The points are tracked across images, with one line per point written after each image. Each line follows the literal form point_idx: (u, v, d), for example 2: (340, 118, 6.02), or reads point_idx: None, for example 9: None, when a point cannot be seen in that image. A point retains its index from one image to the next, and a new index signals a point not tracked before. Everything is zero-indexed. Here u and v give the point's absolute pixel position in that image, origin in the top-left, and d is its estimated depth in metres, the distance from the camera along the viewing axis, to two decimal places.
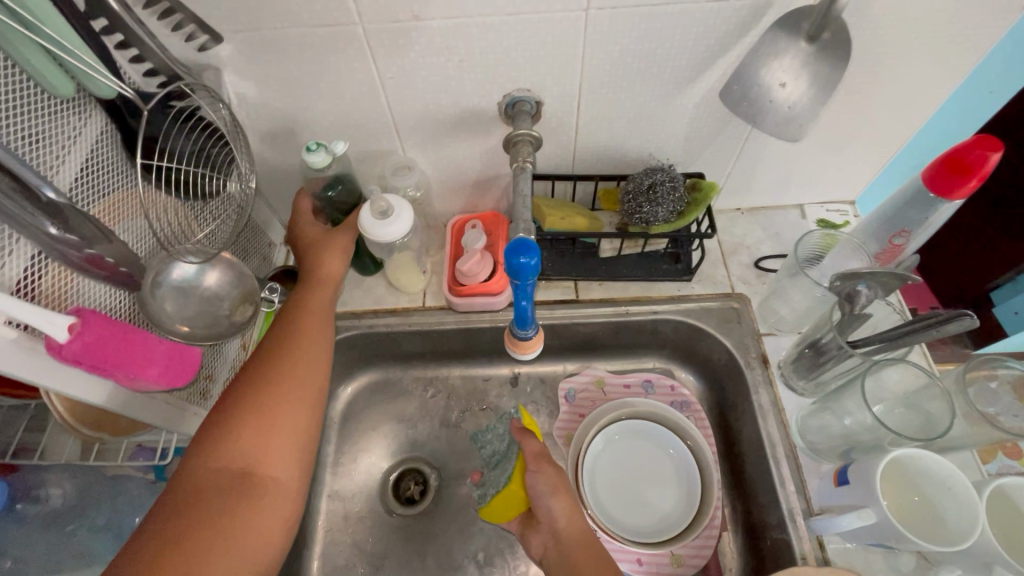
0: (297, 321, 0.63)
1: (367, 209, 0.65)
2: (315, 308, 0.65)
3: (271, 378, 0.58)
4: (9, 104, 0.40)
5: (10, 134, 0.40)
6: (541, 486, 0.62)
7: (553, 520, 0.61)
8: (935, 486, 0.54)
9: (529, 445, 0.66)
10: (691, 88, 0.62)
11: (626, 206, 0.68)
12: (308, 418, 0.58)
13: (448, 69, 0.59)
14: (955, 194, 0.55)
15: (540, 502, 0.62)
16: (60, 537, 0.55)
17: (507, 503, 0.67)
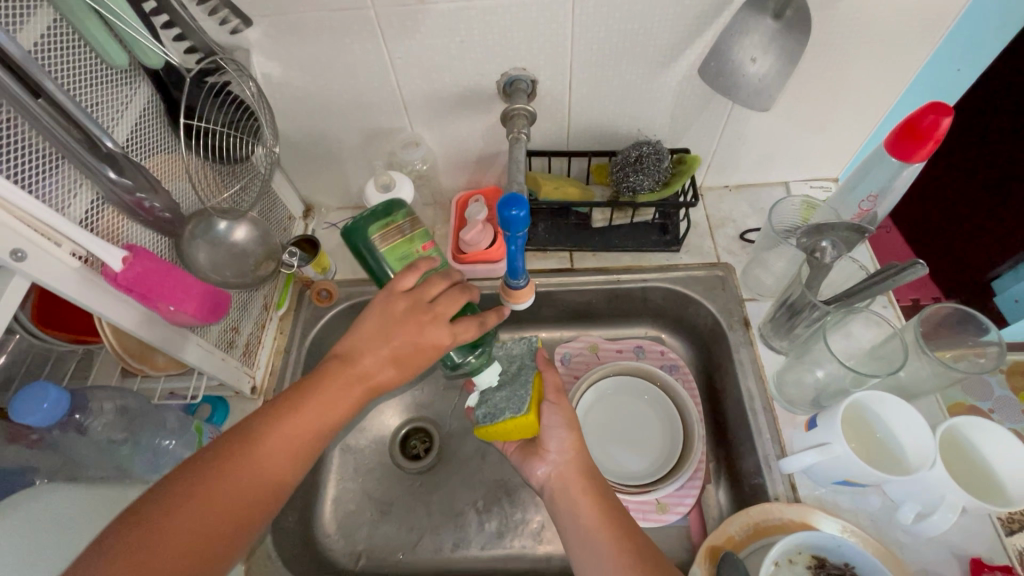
0: (301, 402, 0.51)
1: (372, 183, 0.72)
2: (330, 392, 0.52)
3: (248, 449, 0.48)
4: (77, 72, 0.48)
5: (79, 96, 0.48)
6: (556, 419, 0.63)
7: (557, 450, 0.63)
8: (897, 427, 0.59)
9: (551, 378, 0.66)
10: (673, 66, 0.68)
11: (615, 176, 0.74)
12: (262, 504, 0.48)
13: (451, 49, 0.65)
14: (914, 159, 0.59)
15: (550, 432, 0.63)
16: (108, 449, 0.60)
17: (517, 428, 0.61)
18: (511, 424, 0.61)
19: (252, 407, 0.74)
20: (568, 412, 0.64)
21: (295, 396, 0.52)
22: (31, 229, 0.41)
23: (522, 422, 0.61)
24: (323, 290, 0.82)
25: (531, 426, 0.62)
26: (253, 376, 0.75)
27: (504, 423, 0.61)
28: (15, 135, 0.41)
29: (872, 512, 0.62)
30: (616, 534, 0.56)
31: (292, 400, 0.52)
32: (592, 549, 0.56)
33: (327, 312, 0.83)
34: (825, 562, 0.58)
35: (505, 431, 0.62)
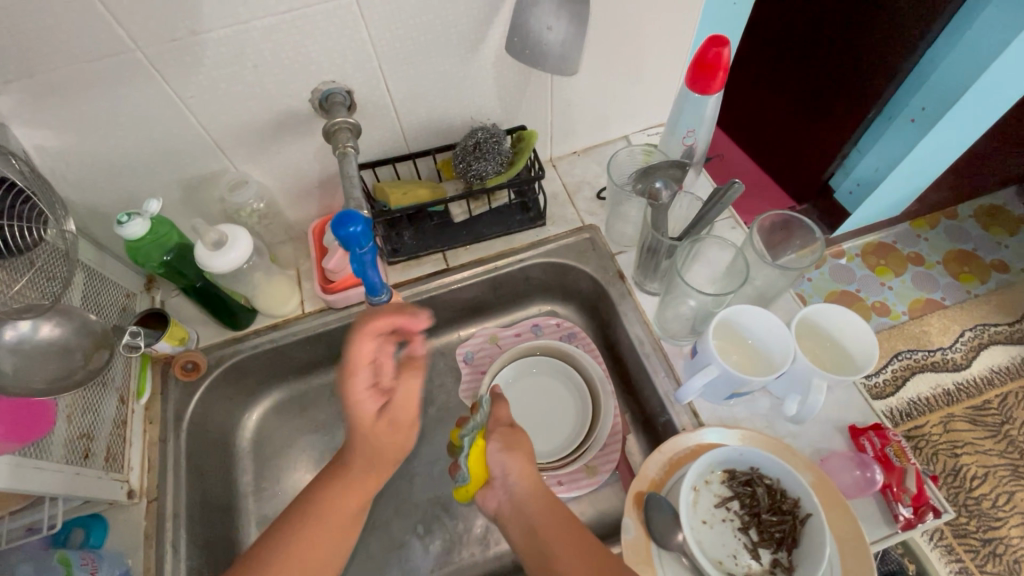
0: (326, 495, 0.57)
1: (200, 245, 0.66)
2: (350, 484, 0.58)
3: (304, 515, 0.57)
4: None
5: None
6: (500, 443, 0.64)
7: (503, 476, 0.63)
8: (758, 332, 0.64)
9: (500, 411, 0.69)
10: (482, 50, 0.68)
11: (459, 167, 0.74)
12: (339, 542, 0.58)
13: (247, 76, 0.61)
14: (713, 89, 0.64)
15: (496, 458, 0.63)
16: None
17: (477, 463, 0.64)
18: (472, 461, 0.64)
19: (134, 513, 0.66)
20: (509, 441, 0.64)
21: (319, 490, 0.58)
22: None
23: (477, 454, 0.64)
24: (188, 362, 0.76)
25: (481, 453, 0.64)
26: (126, 479, 0.67)
27: (469, 460, 0.63)
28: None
29: (764, 414, 0.67)
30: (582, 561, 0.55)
31: (316, 492, 0.58)
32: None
33: (199, 384, 0.75)
34: (735, 474, 0.62)
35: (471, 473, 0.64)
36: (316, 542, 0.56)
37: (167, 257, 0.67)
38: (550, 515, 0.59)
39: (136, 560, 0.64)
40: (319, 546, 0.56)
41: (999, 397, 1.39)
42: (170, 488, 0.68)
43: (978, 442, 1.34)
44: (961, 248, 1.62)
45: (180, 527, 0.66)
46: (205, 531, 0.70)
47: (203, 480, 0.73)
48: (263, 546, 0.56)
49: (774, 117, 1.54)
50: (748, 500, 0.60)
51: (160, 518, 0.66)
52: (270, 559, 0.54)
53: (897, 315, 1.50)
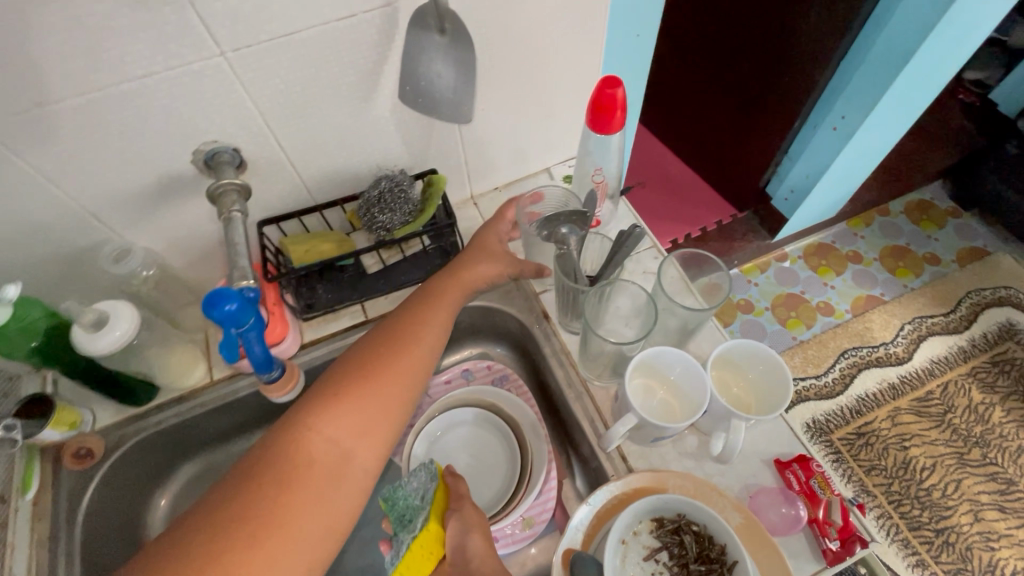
0: (400, 338, 0.63)
1: (77, 325, 0.60)
2: (424, 332, 0.65)
3: (376, 361, 0.61)
4: None
5: None
6: (461, 524, 0.59)
7: (465, 561, 0.57)
8: (676, 375, 0.65)
9: (460, 486, 0.64)
10: (377, 98, 0.66)
11: (364, 220, 0.70)
12: (406, 389, 0.61)
13: (114, 143, 0.57)
14: (613, 128, 0.63)
15: (456, 541, 0.58)
16: None
17: (426, 548, 0.58)
18: (417, 548, 0.58)
19: None
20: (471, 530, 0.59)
21: (405, 330, 0.64)
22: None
23: (425, 538, 0.58)
24: (81, 448, 0.70)
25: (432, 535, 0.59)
26: None
27: (409, 550, 0.58)
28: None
29: (692, 452, 0.66)
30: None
31: (400, 331, 0.64)
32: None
33: (96, 470, 0.69)
34: (663, 522, 0.60)
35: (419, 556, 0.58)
36: (387, 381, 0.60)
37: (33, 344, 0.61)
38: None
39: None
40: (376, 387, 0.59)
41: (940, 387, 1.43)
42: None
43: (924, 433, 1.37)
44: (896, 244, 1.66)
45: None
46: None
47: None
48: (355, 371, 0.60)
49: (707, 129, 1.56)
50: (676, 549, 0.58)
51: None
52: (339, 398, 0.57)
53: (840, 315, 1.53)
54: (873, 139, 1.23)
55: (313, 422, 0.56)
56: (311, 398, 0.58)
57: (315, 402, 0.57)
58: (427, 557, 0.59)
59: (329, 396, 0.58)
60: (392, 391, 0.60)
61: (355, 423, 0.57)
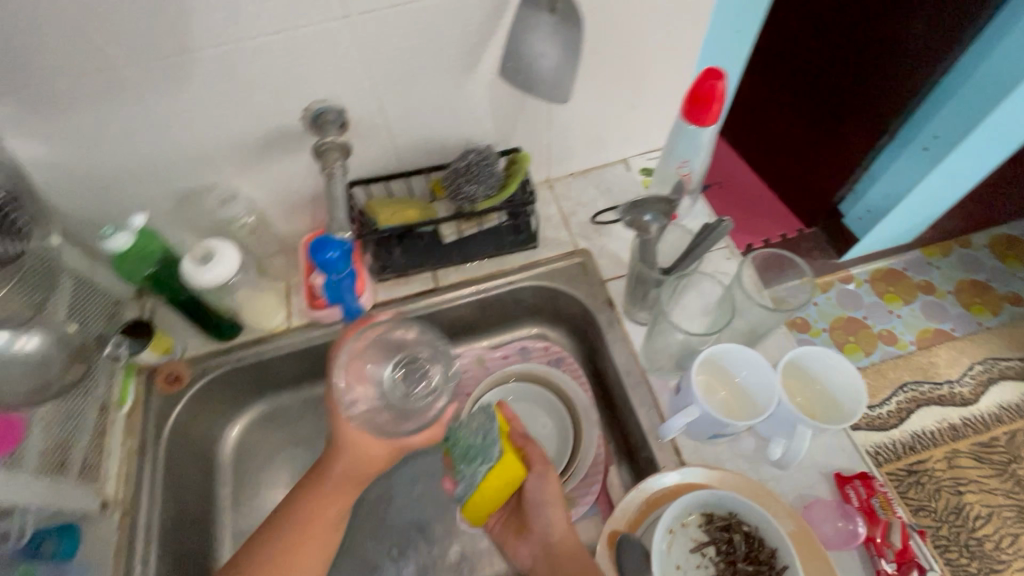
0: (318, 485, 0.72)
1: (188, 258, 0.66)
2: (332, 498, 0.72)
3: (310, 494, 0.72)
4: None
5: None
6: (543, 493, 0.62)
7: (546, 528, 0.62)
8: (743, 373, 0.63)
9: (538, 451, 0.64)
10: (477, 73, 0.68)
11: (450, 190, 0.73)
12: (327, 540, 0.72)
13: (238, 93, 0.61)
14: (709, 120, 0.63)
15: (539, 509, 0.63)
16: None
17: (500, 479, 0.59)
18: (492, 477, 0.59)
19: (108, 524, 0.66)
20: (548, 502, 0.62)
21: (315, 480, 0.73)
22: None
23: (501, 470, 0.59)
24: (172, 373, 0.76)
25: (513, 472, 0.60)
26: (103, 489, 0.67)
27: (486, 477, 0.59)
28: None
29: (748, 455, 0.66)
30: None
31: (315, 480, 0.73)
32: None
33: (183, 394, 0.75)
34: (713, 518, 0.60)
35: (489, 488, 0.60)
36: (317, 513, 0.72)
37: (150, 273, 0.66)
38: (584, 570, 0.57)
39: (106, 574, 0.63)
40: (315, 536, 0.71)
41: (1006, 435, 1.34)
42: (146, 500, 0.68)
43: (983, 481, 1.29)
44: (975, 279, 1.56)
45: (151, 542, 0.66)
46: (178, 544, 0.70)
47: (180, 493, 0.73)
48: (280, 520, 0.71)
49: (784, 139, 1.52)
50: (724, 547, 0.58)
51: (134, 530, 0.66)
52: (280, 527, 0.70)
53: (904, 345, 1.45)
54: (965, 165, 1.15)
55: (274, 547, 0.69)
56: (265, 533, 0.70)
57: (265, 531, 0.71)
58: (505, 486, 0.60)
59: (269, 530, 0.70)
60: (328, 514, 0.72)
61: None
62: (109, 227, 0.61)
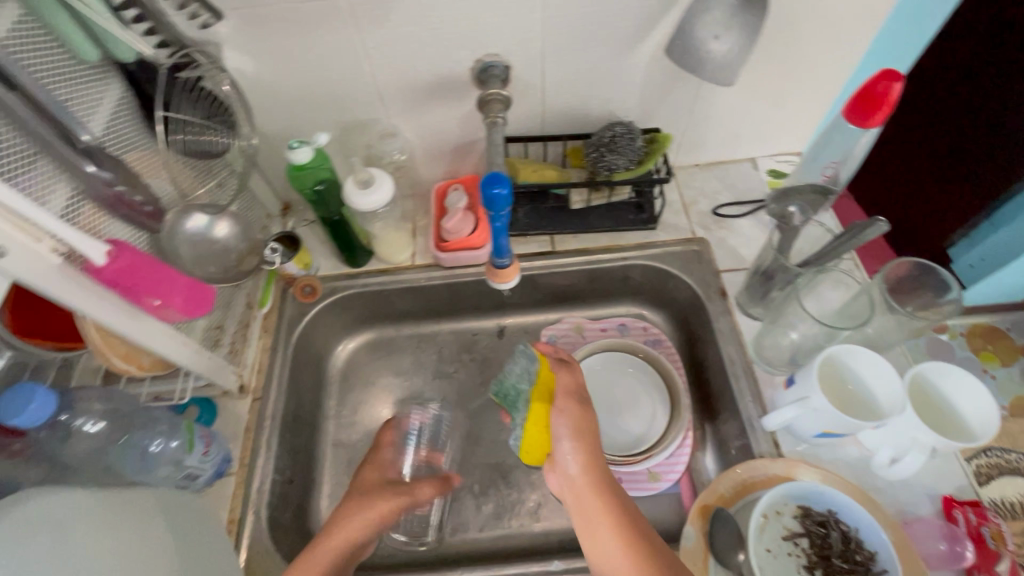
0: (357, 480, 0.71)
1: (351, 180, 0.72)
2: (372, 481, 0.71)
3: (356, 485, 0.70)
4: (47, 61, 0.48)
5: (48, 81, 0.48)
6: (564, 428, 0.60)
7: (567, 464, 0.59)
8: (866, 377, 0.61)
9: (564, 378, 0.65)
10: (641, 48, 0.70)
11: (591, 157, 0.76)
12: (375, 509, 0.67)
13: (424, 37, 0.67)
14: (872, 123, 0.63)
15: (561, 442, 0.60)
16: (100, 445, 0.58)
17: (536, 427, 0.61)
18: (530, 429, 0.61)
19: (240, 406, 0.74)
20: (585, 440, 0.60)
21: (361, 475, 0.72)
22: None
23: (535, 425, 0.61)
24: (306, 286, 0.83)
25: (546, 413, 0.61)
26: (241, 374, 0.74)
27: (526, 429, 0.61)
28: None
29: (851, 462, 0.66)
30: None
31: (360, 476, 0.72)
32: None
33: (313, 307, 0.83)
34: (810, 512, 0.60)
35: (530, 420, 0.61)
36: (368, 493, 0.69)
37: (316, 188, 0.73)
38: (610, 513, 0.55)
39: (236, 447, 0.71)
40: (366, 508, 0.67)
41: None
42: (273, 392, 0.75)
43: None
44: None
45: (275, 429, 0.73)
46: (292, 438, 0.77)
47: (297, 393, 0.80)
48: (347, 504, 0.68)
49: None
50: (819, 540, 0.59)
51: (261, 415, 0.73)
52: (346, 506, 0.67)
53: None
54: None
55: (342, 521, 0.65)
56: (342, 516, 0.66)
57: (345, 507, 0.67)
58: (544, 437, 0.61)
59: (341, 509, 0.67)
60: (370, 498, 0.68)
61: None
62: (295, 140, 0.69)
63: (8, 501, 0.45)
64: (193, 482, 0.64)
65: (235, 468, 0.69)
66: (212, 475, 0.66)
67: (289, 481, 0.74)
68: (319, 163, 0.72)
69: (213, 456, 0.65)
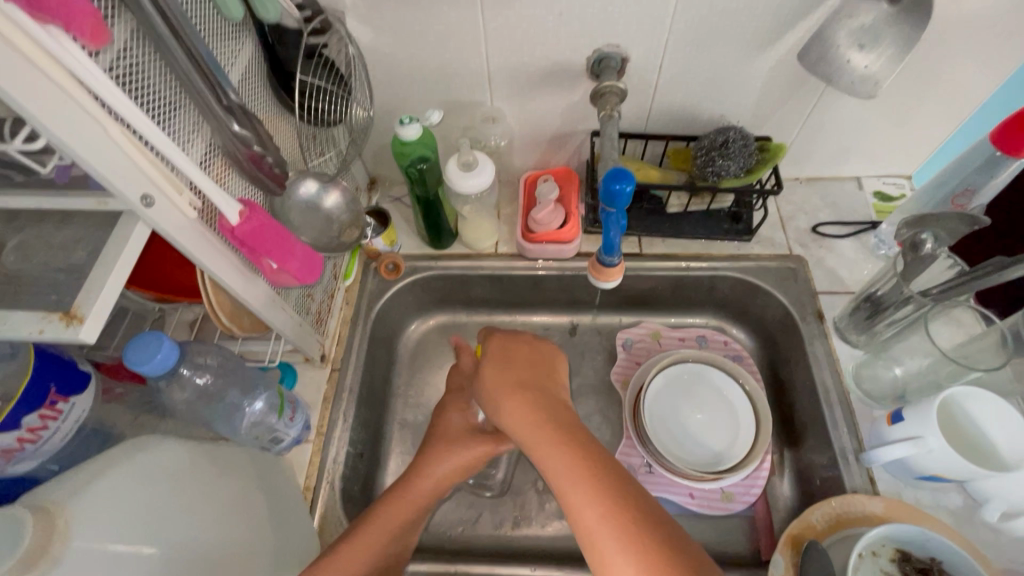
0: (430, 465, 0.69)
1: (454, 161, 0.71)
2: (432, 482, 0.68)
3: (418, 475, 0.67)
4: (204, 12, 0.48)
5: (205, 32, 0.48)
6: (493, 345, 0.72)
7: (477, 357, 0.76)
8: (987, 424, 0.57)
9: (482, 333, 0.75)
10: (769, 51, 0.67)
11: (699, 161, 0.73)
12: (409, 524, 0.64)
13: (548, 22, 0.65)
14: (1022, 152, 0.59)
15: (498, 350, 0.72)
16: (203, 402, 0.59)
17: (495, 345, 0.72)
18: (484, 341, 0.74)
19: (320, 374, 0.74)
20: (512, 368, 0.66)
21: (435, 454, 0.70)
22: (133, 146, 0.40)
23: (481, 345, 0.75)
24: (390, 263, 0.83)
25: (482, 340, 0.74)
26: (323, 344, 0.75)
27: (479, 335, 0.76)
28: (129, 52, 0.40)
29: (953, 510, 0.62)
30: (614, 515, 0.49)
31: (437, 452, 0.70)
32: (584, 525, 0.50)
33: (393, 284, 0.83)
34: (910, 557, 0.57)
35: (480, 350, 0.73)
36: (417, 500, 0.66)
37: (418, 166, 0.73)
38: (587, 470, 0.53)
39: (314, 414, 0.71)
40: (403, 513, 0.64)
41: None
42: (352, 365, 0.76)
43: None
44: None
45: (352, 402, 0.73)
46: (366, 412, 0.77)
47: (372, 368, 0.80)
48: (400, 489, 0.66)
49: None
50: None
51: (340, 387, 0.74)
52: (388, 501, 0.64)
53: None
54: None
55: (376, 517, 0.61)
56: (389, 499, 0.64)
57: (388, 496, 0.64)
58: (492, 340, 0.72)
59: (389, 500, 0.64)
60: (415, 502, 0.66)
61: (390, 524, 0.62)
62: (403, 117, 0.68)
63: (128, 447, 0.46)
64: (276, 445, 0.65)
65: (313, 437, 0.69)
66: (293, 441, 0.67)
67: (359, 455, 0.74)
68: (427, 142, 0.73)
69: (297, 423, 0.66)
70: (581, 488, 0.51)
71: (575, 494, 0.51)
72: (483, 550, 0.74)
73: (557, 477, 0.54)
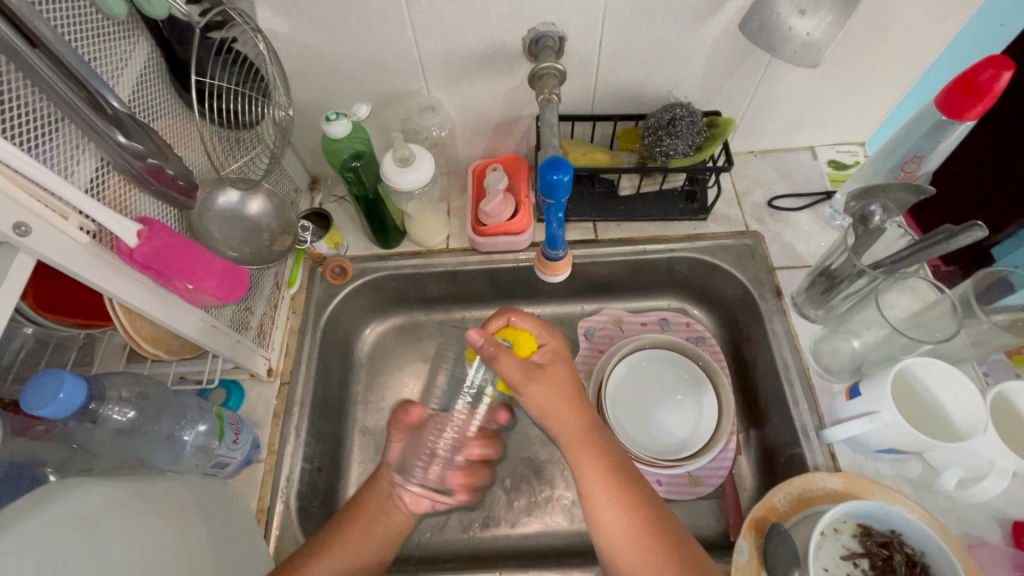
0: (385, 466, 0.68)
1: (390, 156, 0.68)
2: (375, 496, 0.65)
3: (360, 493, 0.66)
4: (76, 14, 0.43)
5: (78, 37, 0.43)
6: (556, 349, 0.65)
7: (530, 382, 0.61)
8: (941, 393, 0.57)
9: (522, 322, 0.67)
10: (711, 22, 0.64)
11: (646, 141, 0.70)
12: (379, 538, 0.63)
13: (476, 2, 0.61)
14: (968, 116, 0.58)
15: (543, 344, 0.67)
16: (126, 439, 0.55)
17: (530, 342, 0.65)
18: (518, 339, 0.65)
19: (268, 390, 0.71)
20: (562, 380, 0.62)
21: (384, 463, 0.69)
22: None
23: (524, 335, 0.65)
24: (336, 267, 0.80)
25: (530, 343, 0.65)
26: (269, 358, 0.71)
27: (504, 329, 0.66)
28: None
29: (912, 478, 0.62)
30: (633, 521, 0.55)
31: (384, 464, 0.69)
32: (604, 525, 0.55)
33: (342, 289, 0.79)
34: (871, 531, 0.56)
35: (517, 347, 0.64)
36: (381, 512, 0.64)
37: (353, 163, 0.70)
38: (619, 492, 0.56)
39: (263, 432, 0.68)
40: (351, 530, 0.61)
41: None
42: (303, 376, 0.72)
43: None
44: None
45: (304, 415, 0.70)
46: (320, 423, 0.74)
47: (325, 379, 0.77)
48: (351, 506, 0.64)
49: None
50: (881, 562, 0.55)
51: (290, 402, 0.70)
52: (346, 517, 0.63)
53: None
54: None
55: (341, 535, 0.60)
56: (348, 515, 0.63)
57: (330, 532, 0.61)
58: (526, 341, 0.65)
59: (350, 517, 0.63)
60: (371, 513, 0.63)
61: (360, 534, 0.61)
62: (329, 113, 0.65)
63: (43, 493, 0.42)
64: (222, 470, 0.62)
65: (263, 456, 0.66)
66: (241, 463, 0.64)
67: (316, 470, 0.71)
68: (361, 137, 0.70)
69: (243, 445, 0.64)
70: (614, 503, 0.56)
71: (602, 503, 0.56)
72: (453, 555, 0.73)
73: (589, 482, 0.57)
